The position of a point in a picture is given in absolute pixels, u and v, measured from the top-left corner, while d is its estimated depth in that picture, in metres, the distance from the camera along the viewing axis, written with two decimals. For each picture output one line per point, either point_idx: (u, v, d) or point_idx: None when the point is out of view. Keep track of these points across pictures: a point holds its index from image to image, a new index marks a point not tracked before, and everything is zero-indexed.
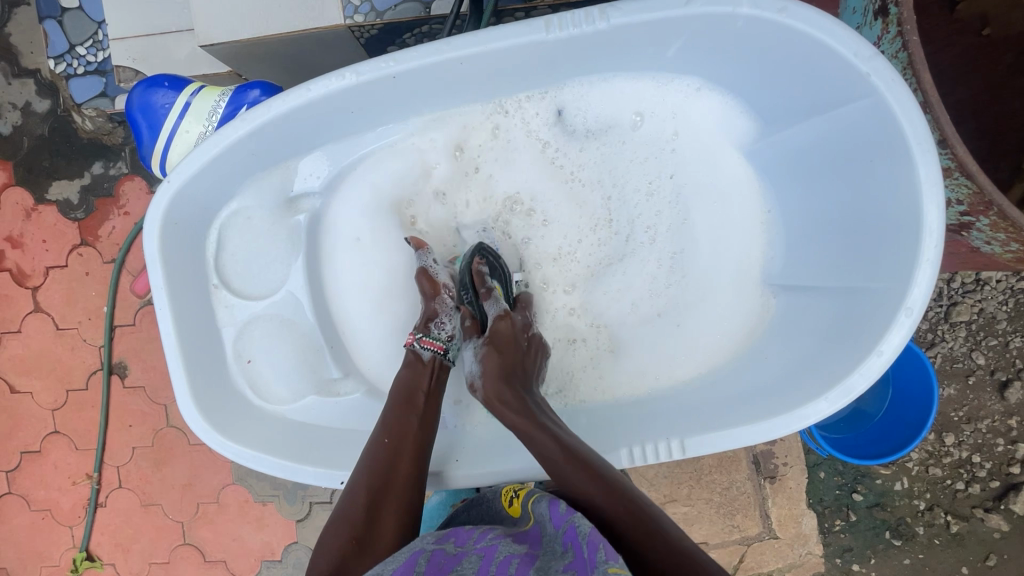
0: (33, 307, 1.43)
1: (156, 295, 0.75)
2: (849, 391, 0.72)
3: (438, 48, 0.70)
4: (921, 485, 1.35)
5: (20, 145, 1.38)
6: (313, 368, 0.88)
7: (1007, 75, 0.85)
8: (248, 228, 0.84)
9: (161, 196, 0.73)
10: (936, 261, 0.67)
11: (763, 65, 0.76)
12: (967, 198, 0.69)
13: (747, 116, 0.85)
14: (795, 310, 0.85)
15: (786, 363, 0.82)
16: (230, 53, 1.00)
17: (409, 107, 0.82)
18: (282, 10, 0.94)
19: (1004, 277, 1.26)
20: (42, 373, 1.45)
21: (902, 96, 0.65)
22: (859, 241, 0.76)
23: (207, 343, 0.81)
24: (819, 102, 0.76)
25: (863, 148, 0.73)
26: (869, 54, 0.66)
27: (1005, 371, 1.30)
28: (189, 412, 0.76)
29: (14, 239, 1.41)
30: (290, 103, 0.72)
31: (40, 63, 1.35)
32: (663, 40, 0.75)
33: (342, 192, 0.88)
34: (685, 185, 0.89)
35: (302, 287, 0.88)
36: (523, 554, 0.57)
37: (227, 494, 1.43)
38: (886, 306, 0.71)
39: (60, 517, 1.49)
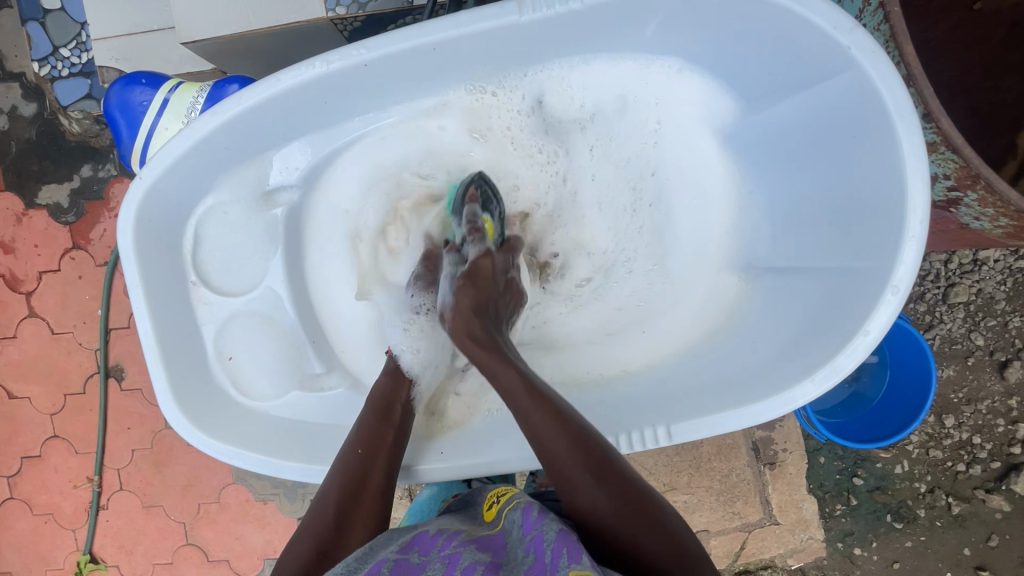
0: (28, 313, 1.43)
1: (132, 292, 0.75)
2: (835, 372, 0.71)
3: (410, 33, 0.69)
4: (922, 468, 1.34)
5: (9, 150, 1.37)
6: (295, 363, 0.87)
7: (1001, 50, 0.84)
8: (226, 222, 0.83)
9: (134, 191, 0.72)
10: (921, 239, 0.66)
11: (743, 44, 0.75)
12: (953, 172, 0.68)
13: (730, 96, 0.83)
14: (782, 291, 0.83)
15: (775, 345, 0.81)
16: (213, 50, 0.99)
17: (385, 96, 0.81)
18: (263, 4, 0.93)
19: (1001, 257, 1.25)
20: (40, 378, 1.45)
21: (882, 69, 0.64)
22: (844, 220, 0.75)
23: (187, 341, 0.80)
24: (800, 79, 0.74)
25: (846, 123, 0.71)
26: (849, 27, 0.64)
27: (1005, 351, 1.29)
28: (170, 409, 0.77)
29: (6, 244, 1.41)
30: (261, 94, 0.71)
31: (24, 66, 1.33)
32: (641, 19, 0.73)
33: (320, 184, 0.87)
34: (670, 170, 0.88)
35: (282, 282, 0.87)
36: (488, 562, 0.55)
37: (228, 494, 1.44)
38: (871, 286, 0.70)
39: (63, 521, 1.49)
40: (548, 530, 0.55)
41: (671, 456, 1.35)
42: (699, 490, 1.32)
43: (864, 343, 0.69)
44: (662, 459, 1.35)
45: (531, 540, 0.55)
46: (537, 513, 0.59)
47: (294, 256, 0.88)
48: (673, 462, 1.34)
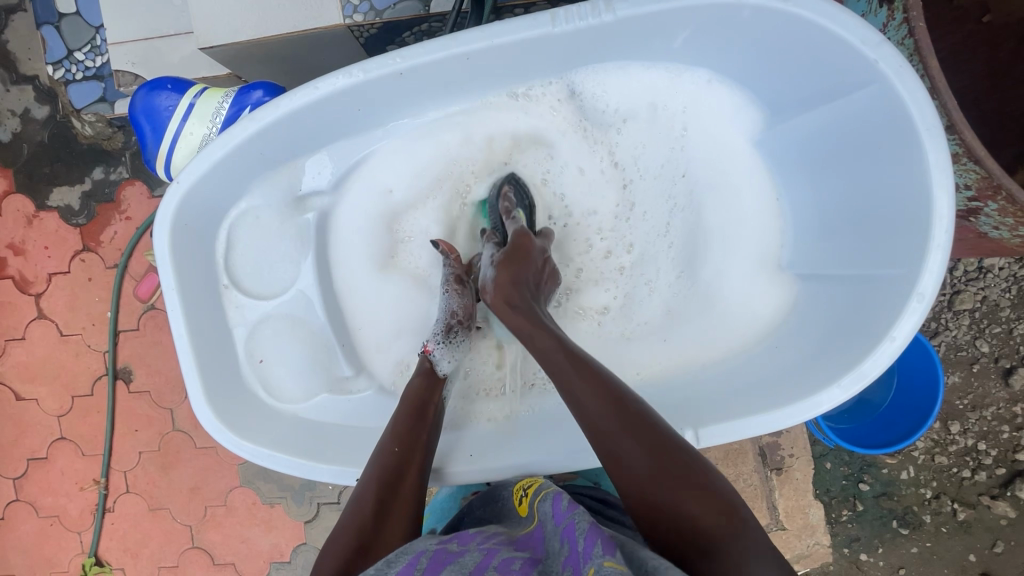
0: (37, 314, 1.43)
1: (167, 295, 0.76)
2: (862, 377, 0.72)
3: (443, 44, 0.71)
4: (928, 474, 1.36)
5: (21, 152, 1.38)
6: (324, 366, 0.88)
7: (1009, 62, 0.85)
8: (257, 227, 0.84)
9: (172, 194, 0.73)
10: (946, 249, 0.68)
11: (772, 58, 0.76)
12: (975, 183, 0.69)
13: (754, 107, 0.85)
14: (806, 298, 0.84)
15: (800, 352, 0.82)
16: (232, 56, 1.00)
17: (416, 104, 0.82)
18: (284, 11, 0.94)
19: (1006, 265, 1.27)
20: (47, 380, 1.45)
21: (909, 82, 0.65)
22: (870, 229, 0.76)
23: (218, 344, 0.81)
24: (826, 91, 0.76)
25: (871, 135, 0.73)
26: (877, 41, 0.66)
27: (1010, 358, 1.31)
28: (202, 410, 0.77)
29: (16, 246, 1.41)
30: (297, 101, 0.72)
31: (38, 69, 1.34)
32: (669, 32, 0.75)
33: (350, 190, 0.88)
34: (698, 179, 0.89)
35: (313, 286, 0.88)
36: (526, 557, 0.56)
37: (235, 497, 1.44)
38: (897, 293, 0.71)
39: (68, 523, 1.49)
40: (579, 520, 0.55)
41: None
42: None
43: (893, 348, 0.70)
44: None
45: (563, 531, 0.55)
46: (568, 502, 0.59)
47: (324, 259, 0.89)
48: None
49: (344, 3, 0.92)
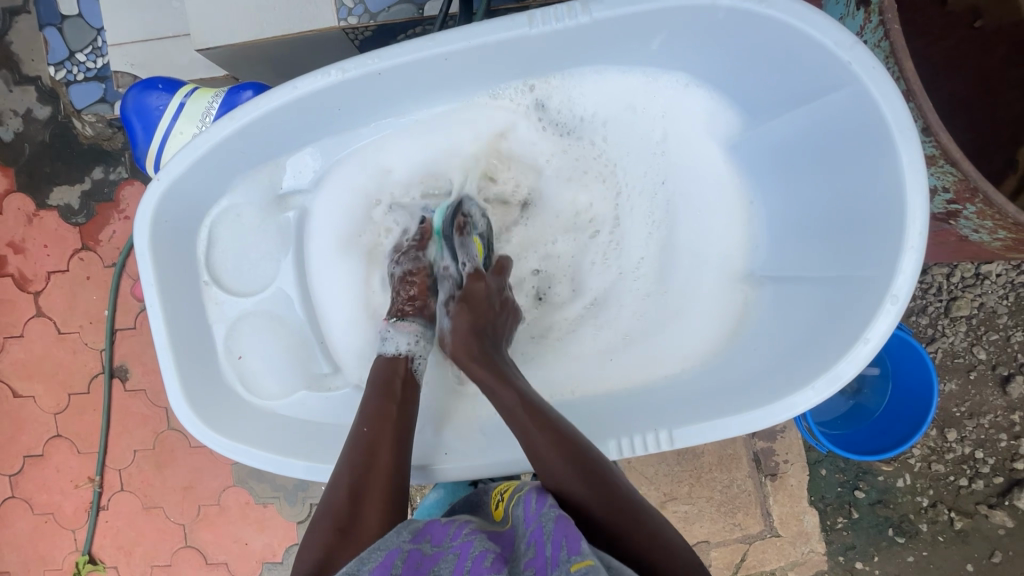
0: (35, 312, 1.44)
1: (147, 291, 0.76)
2: (837, 378, 0.72)
3: (423, 44, 0.71)
4: (924, 481, 1.34)
5: (22, 152, 1.39)
6: (302, 362, 0.88)
7: (1000, 68, 0.86)
8: (238, 225, 0.84)
9: (149, 192, 0.74)
10: (920, 252, 0.67)
11: (748, 59, 0.76)
12: (952, 186, 0.68)
13: (733, 110, 0.85)
14: (785, 300, 0.84)
15: (777, 353, 0.81)
16: (227, 56, 1.01)
17: (398, 104, 0.82)
18: (279, 13, 0.95)
19: (1003, 272, 1.28)
20: (45, 377, 1.46)
21: (882, 84, 0.65)
22: (848, 230, 0.76)
23: (197, 339, 0.82)
24: (803, 93, 0.75)
25: (845, 137, 0.73)
26: (851, 43, 0.66)
27: (1007, 366, 1.31)
28: (178, 404, 0.77)
29: (16, 244, 1.42)
30: (275, 100, 0.73)
31: (40, 70, 1.36)
32: (646, 34, 0.75)
33: (329, 189, 0.88)
34: (673, 183, 0.89)
35: (291, 283, 0.88)
36: (497, 552, 0.57)
37: (228, 496, 1.44)
38: (870, 295, 0.71)
39: (63, 520, 1.50)
40: (549, 522, 0.56)
41: (672, 465, 1.36)
42: (700, 499, 1.33)
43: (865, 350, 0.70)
44: (663, 468, 1.35)
45: (534, 530, 0.56)
46: (538, 503, 0.60)
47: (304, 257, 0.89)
48: (674, 471, 1.34)
49: (339, 6, 0.93)
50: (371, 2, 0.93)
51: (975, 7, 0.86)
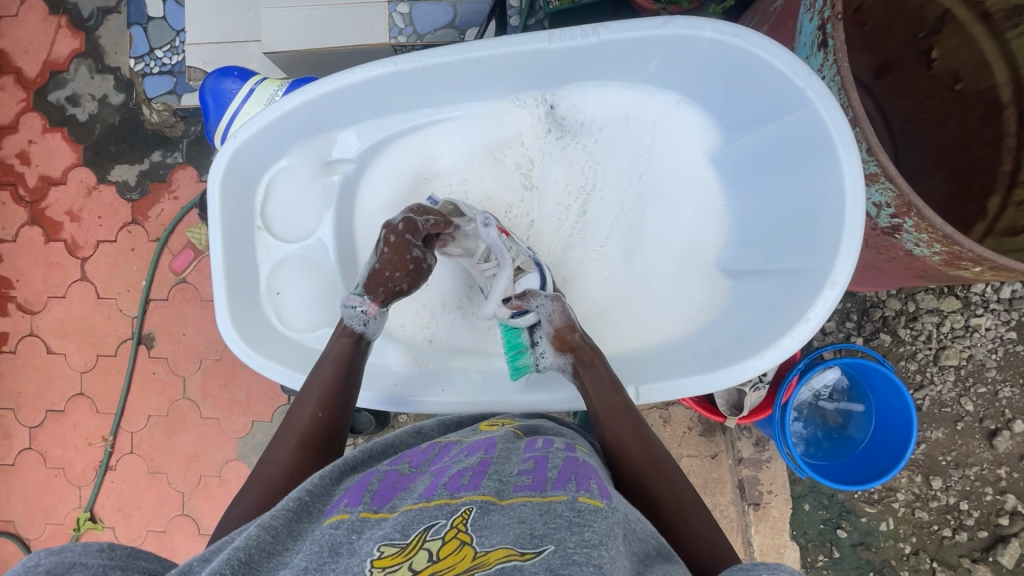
0: (79, 276, 1.56)
1: (211, 227, 0.87)
2: (782, 351, 0.79)
3: (461, 49, 0.83)
4: (907, 528, 1.35)
5: (93, 131, 1.54)
6: (329, 304, 0.96)
7: (977, 126, 0.95)
8: (293, 181, 0.94)
9: (227, 147, 0.86)
10: (852, 249, 0.75)
11: (727, 82, 0.85)
12: (894, 200, 0.70)
13: (715, 126, 0.93)
14: (746, 291, 0.90)
15: (730, 335, 0.88)
16: (289, 59, 1.15)
17: (435, 97, 0.92)
18: (341, 28, 1.10)
19: (992, 326, 1.32)
20: (78, 337, 1.56)
21: (830, 107, 0.73)
22: (800, 228, 0.83)
23: (245, 271, 0.91)
24: (767, 113, 0.83)
25: (803, 151, 0.80)
26: (806, 73, 0.74)
27: (994, 420, 1.34)
28: (223, 320, 0.87)
29: (73, 213, 1.56)
30: (341, 82, 0.85)
31: (121, 62, 1.52)
32: (642, 57, 0.86)
33: (374, 163, 0.97)
34: (653, 185, 0.97)
35: (331, 237, 0.96)
36: (475, 467, 0.61)
37: (229, 470, 1.51)
38: (815, 281, 0.78)
39: (71, 476, 1.57)
40: (553, 459, 0.62)
41: None
42: None
43: (806, 328, 0.77)
44: None
45: (534, 461, 0.62)
46: (542, 444, 0.68)
47: (343, 219, 0.97)
48: None
49: (391, 25, 1.10)
50: (420, 25, 1.11)
51: (956, 71, 0.96)
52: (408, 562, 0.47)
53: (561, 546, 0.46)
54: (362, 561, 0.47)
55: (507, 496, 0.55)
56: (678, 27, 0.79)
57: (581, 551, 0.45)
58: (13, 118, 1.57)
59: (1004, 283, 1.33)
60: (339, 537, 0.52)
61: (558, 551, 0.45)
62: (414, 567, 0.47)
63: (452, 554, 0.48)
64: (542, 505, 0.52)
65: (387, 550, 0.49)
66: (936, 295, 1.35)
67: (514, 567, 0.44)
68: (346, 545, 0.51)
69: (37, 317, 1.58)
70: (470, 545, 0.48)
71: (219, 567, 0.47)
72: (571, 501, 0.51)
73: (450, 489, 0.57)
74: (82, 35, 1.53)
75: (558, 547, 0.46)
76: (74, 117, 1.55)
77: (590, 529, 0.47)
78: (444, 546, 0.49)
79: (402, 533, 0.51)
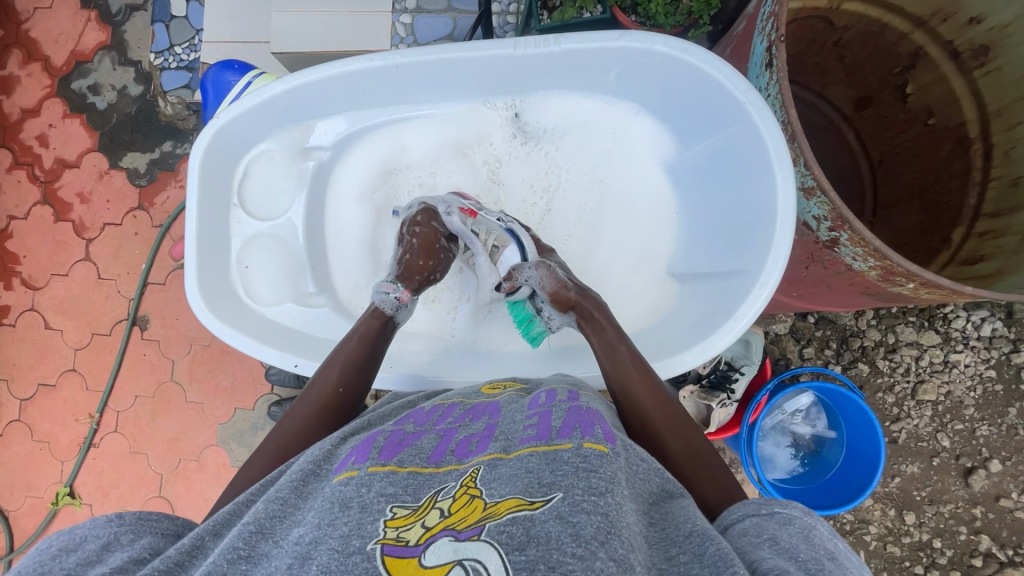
0: (83, 256, 1.62)
1: (188, 201, 0.90)
2: (710, 348, 0.82)
3: (431, 50, 0.86)
4: (878, 562, 1.34)
5: (110, 119, 1.62)
6: (293, 281, 0.99)
7: (947, 160, 0.98)
8: (270, 164, 0.98)
9: (209, 126, 0.88)
10: (784, 257, 0.76)
11: (684, 94, 0.88)
12: (828, 215, 0.64)
13: (673, 137, 0.97)
14: (693, 294, 0.94)
15: (671, 334, 0.92)
16: (294, 60, 1.21)
17: (410, 94, 0.95)
18: (348, 35, 1.17)
19: (971, 362, 1.31)
20: (76, 315, 1.61)
21: (768, 122, 0.75)
22: (743, 236, 0.86)
23: (218, 245, 0.94)
24: (717, 125, 0.87)
25: (746, 162, 0.83)
26: (746, 88, 0.76)
27: (971, 458, 1.33)
28: (191, 290, 0.89)
29: (83, 195, 1.62)
30: (317, 75, 0.88)
31: (143, 56, 1.60)
32: (605, 66, 0.90)
33: (349, 152, 1.01)
34: (612, 190, 1.00)
35: (301, 219, 1.00)
36: (482, 432, 0.63)
37: (208, 455, 1.54)
38: (747, 285, 0.81)
39: (56, 450, 1.61)
40: (557, 411, 0.62)
41: None
42: None
43: (733, 328, 0.79)
44: None
45: (538, 416, 0.62)
46: (545, 399, 0.67)
47: (315, 203, 1.01)
48: None
49: (393, 34, 1.16)
50: (420, 36, 1.17)
51: (930, 106, 0.99)
52: (420, 520, 0.48)
53: (569, 493, 0.46)
54: (374, 520, 0.48)
55: (515, 449, 0.56)
56: (634, 40, 0.83)
57: (588, 498, 0.45)
58: (37, 102, 1.64)
59: (984, 320, 1.32)
60: (348, 492, 0.52)
61: (566, 498, 0.46)
62: (427, 524, 0.47)
63: (462, 509, 0.49)
64: (547, 453, 0.53)
65: (399, 511, 0.50)
66: (916, 328, 1.33)
67: (525, 516, 0.45)
68: (356, 499, 0.51)
69: (39, 293, 1.63)
70: (479, 497, 0.49)
71: (234, 542, 0.49)
72: (577, 449, 0.52)
73: (457, 456, 0.59)
74: (109, 29, 1.61)
75: (566, 493, 0.46)
76: (94, 105, 1.62)
77: (596, 475, 0.48)
78: (454, 503, 0.50)
79: (413, 495, 0.52)
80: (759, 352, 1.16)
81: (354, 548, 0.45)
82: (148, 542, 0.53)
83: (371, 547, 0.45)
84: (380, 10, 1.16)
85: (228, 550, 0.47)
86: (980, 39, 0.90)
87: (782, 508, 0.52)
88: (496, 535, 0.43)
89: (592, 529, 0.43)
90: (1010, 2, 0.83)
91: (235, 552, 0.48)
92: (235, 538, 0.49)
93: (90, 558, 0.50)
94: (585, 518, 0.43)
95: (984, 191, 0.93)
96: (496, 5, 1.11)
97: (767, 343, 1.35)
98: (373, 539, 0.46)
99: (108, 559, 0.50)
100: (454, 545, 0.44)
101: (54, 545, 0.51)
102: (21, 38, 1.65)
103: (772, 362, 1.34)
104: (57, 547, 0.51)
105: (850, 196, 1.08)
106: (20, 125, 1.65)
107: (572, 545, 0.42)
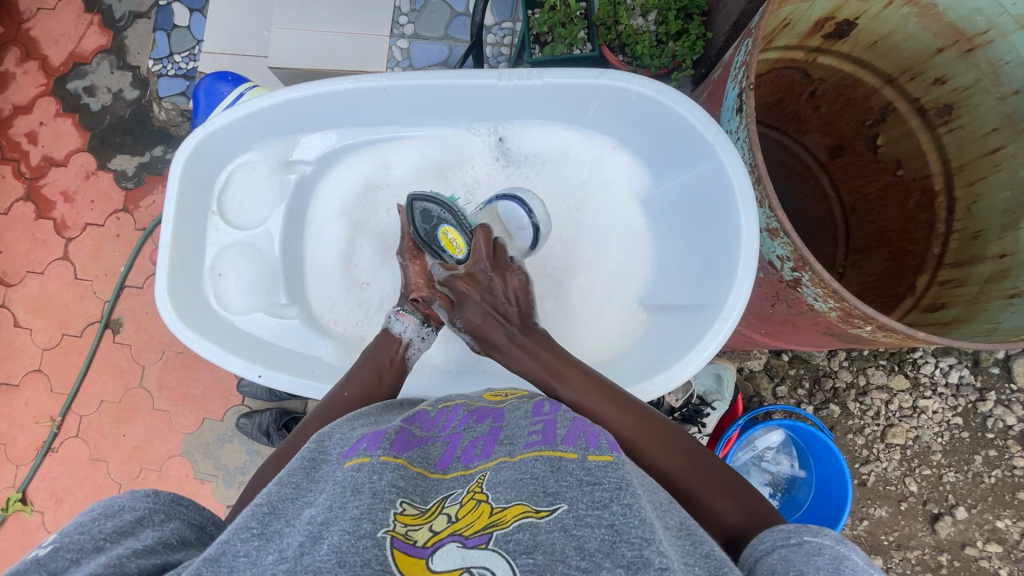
0: (61, 255, 1.59)
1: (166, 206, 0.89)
2: (671, 379, 0.85)
3: (417, 75, 0.88)
4: None
5: (102, 121, 1.62)
6: (266, 291, 0.99)
7: (914, 210, 1.02)
8: (253, 175, 0.98)
9: (194, 135, 0.89)
10: (745, 296, 0.80)
11: (659, 131, 0.91)
12: (791, 256, 0.67)
13: (647, 172, 1.00)
14: (658, 326, 0.96)
15: (641, 362, 0.93)
16: (292, 75, 1.23)
17: (396, 115, 0.97)
18: (345, 55, 1.19)
19: (938, 409, 1.33)
20: (47, 314, 1.58)
21: (736, 164, 0.78)
22: (711, 269, 0.88)
23: (192, 251, 0.94)
24: (689, 163, 0.90)
25: (714, 199, 0.86)
26: (716, 130, 0.80)
27: (938, 504, 1.34)
28: (160, 294, 0.89)
29: (67, 194, 1.61)
30: (304, 92, 0.89)
31: (141, 62, 1.61)
32: (583, 100, 0.93)
33: (333, 167, 1.02)
34: (585, 220, 1.02)
35: (279, 228, 1.00)
36: (487, 435, 0.59)
37: (171, 466, 1.50)
38: (709, 319, 0.83)
39: (11, 454, 1.55)
40: (562, 420, 0.58)
41: None
42: None
43: (694, 359, 0.82)
44: None
45: (542, 423, 0.58)
46: (550, 407, 0.63)
47: (296, 214, 1.01)
48: None
49: (389, 57, 1.20)
50: (415, 61, 1.20)
51: (898, 158, 1.04)
52: (428, 524, 0.46)
53: (573, 505, 0.45)
54: (386, 509, 0.45)
55: (518, 454, 0.53)
56: (613, 79, 0.86)
57: (592, 512, 0.44)
58: (30, 99, 1.64)
59: (950, 367, 1.34)
60: (359, 477, 0.48)
61: (571, 510, 0.44)
62: (434, 529, 0.45)
63: (470, 513, 0.46)
64: (553, 460, 0.50)
65: (408, 508, 0.47)
66: (886, 372, 1.35)
67: (531, 523, 0.43)
68: (367, 484, 0.47)
69: (12, 290, 1.60)
70: (486, 502, 0.47)
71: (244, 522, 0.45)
72: (581, 460, 0.49)
73: (463, 462, 0.56)
74: (110, 33, 1.63)
75: (571, 505, 0.45)
76: (87, 106, 1.62)
77: (601, 487, 0.46)
78: (462, 509, 0.48)
79: (421, 497, 0.49)
80: (732, 387, 1.19)
81: (365, 532, 0.42)
82: (178, 528, 0.49)
83: (381, 535, 0.42)
84: (377, 33, 1.20)
85: (240, 529, 0.44)
86: (943, 98, 0.95)
87: (813, 535, 0.46)
88: (504, 544, 0.42)
89: (597, 542, 0.41)
90: (971, 66, 0.89)
91: (249, 530, 0.45)
92: (247, 517, 0.46)
93: (124, 532, 0.46)
94: (590, 532, 0.42)
95: (947, 243, 0.98)
96: (490, 37, 1.14)
97: (741, 379, 1.35)
98: (384, 527, 0.43)
99: (141, 534, 0.47)
100: (462, 551, 0.42)
101: (95, 508, 0.47)
102: (20, 36, 1.66)
103: (745, 400, 1.35)
104: (97, 509, 0.47)
105: (823, 239, 1.12)
106: (10, 121, 1.64)
107: (577, 557, 0.40)
